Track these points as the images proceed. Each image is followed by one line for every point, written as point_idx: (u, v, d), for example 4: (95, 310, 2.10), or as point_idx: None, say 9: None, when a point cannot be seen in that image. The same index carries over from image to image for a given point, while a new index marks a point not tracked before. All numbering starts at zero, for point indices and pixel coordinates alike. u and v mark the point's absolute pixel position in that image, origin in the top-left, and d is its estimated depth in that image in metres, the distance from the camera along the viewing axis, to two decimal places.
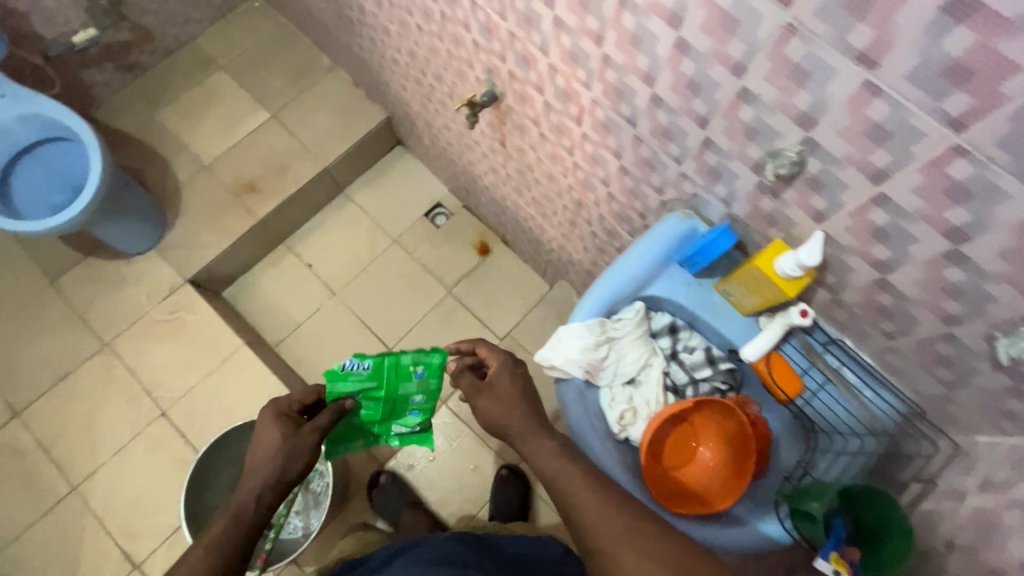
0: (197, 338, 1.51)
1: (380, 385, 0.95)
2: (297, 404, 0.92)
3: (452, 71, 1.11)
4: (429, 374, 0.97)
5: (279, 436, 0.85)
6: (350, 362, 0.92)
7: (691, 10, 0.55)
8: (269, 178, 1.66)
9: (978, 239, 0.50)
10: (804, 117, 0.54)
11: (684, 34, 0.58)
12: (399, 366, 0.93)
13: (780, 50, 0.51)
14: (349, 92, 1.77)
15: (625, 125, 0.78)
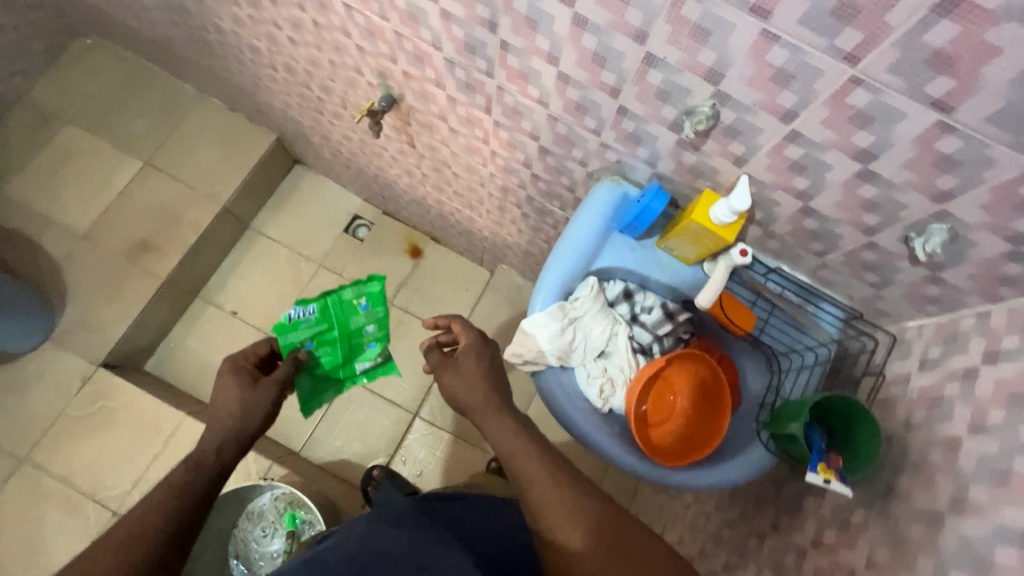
0: (131, 423, 1.36)
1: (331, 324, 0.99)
2: (254, 356, 0.90)
3: (340, 80, 1.04)
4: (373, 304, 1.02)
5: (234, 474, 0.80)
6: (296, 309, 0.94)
7: None
8: (163, 233, 1.50)
9: (883, 151, 0.53)
10: (711, 73, 0.55)
11: (580, 10, 0.57)
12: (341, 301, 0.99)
13: (677, 12, 0.51)
14: (226, 117, 1.62)
15: (536, 107, 0.77)
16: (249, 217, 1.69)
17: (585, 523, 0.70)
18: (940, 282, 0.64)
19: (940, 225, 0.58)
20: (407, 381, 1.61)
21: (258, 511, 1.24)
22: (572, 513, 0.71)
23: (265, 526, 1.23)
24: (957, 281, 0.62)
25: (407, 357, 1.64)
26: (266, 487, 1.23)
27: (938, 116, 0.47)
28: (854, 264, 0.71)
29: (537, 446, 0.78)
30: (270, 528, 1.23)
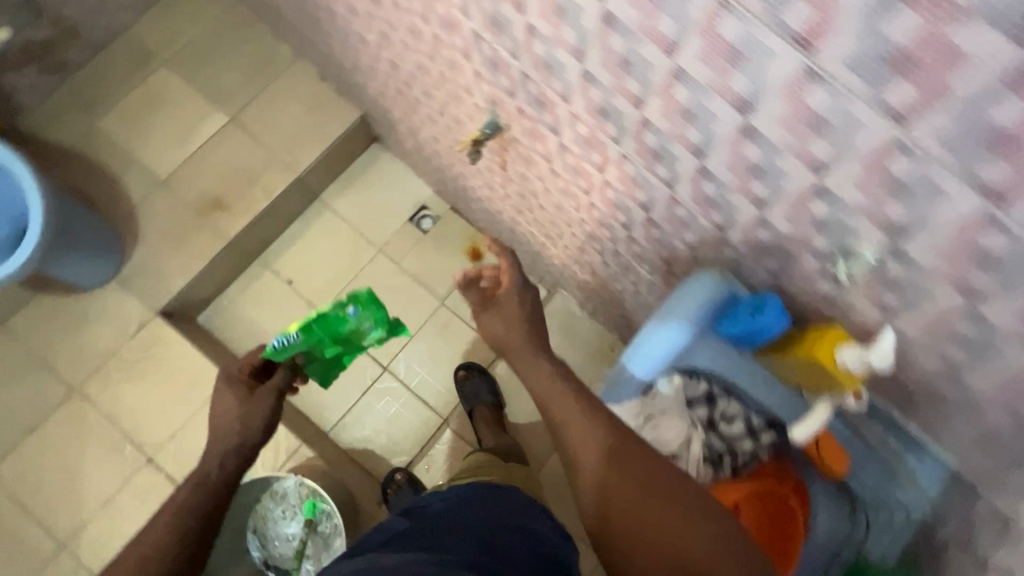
0: (177, 375, 1.39)
1: (323, 337, 0.83)
2: (246, 367, 0.80)
3: (446, 91, 0.98)
4: (365, 306, 0.84)
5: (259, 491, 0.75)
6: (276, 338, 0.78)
7: (768, 108, 0.47)
8: (236, 193, 1.50)
9: None
10: (894, 227, 0.48)
11: (756, 125, 0.50)
12: (327, 316, 0.81)
13: (795, 95, 0.45)
14: (316, 85, 1.58)
15: (659, 184, 0.70)
16: (320, 189, 1.67)
17: (622, 468, 0.67)
18: None
19: None
20: (443, 384, 1.59)
21: (281, 491, 1.24)
22: (607, 460, 0.67)
23: (286, 508, 1.24)
24: None
25: (448, 361, 1.61)
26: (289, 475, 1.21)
27: None
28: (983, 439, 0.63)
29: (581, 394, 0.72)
30: (290, 511, 1.24)
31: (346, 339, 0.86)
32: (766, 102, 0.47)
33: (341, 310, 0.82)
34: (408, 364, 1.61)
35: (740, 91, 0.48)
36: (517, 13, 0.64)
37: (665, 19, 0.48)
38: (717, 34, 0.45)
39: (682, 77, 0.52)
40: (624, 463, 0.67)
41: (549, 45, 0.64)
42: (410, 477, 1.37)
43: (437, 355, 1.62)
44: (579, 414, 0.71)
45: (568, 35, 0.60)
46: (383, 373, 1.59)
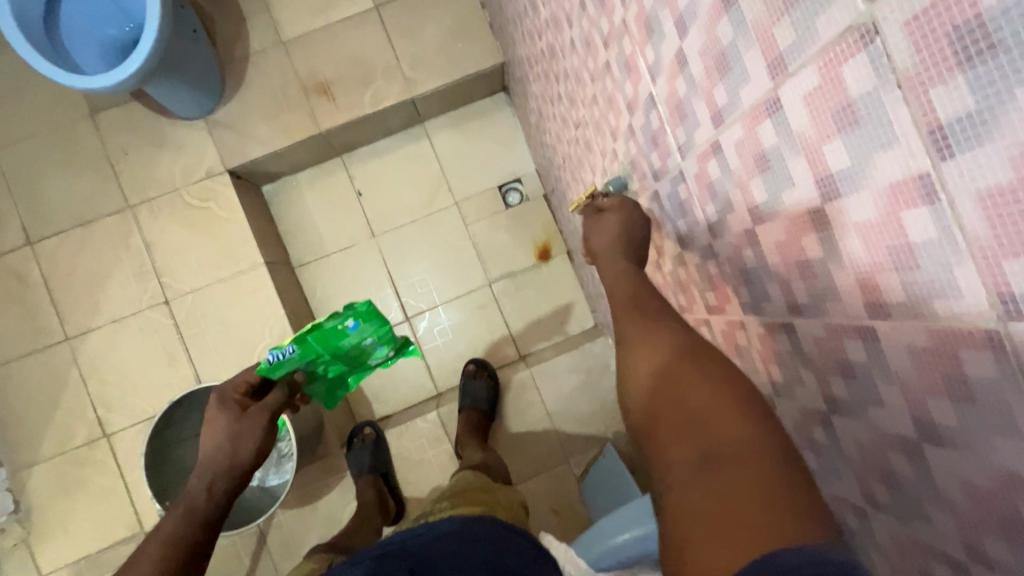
0: (220, 237, 1.39)
1: (320, 350, 0.86)
2: (242, 385, 0.83)
3: (589, 114, 0.84)
4: (365, 320, 0.87)
5: (225, 422, 0.77)
6: (272, 351, 0.81)
7: (976, 472, 0.33)
8: (347, 86, 1.41)
9: None
10: None
11: (929, 451, 0.36)
12: (324, 328, 0.84)
13: (891, 193, 0.31)
14: (472, 9, 1.43)
15: (763, 379, 0.57)
16: (428, 115, 1.57)
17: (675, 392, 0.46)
18: None
19: None
20: (452, 361, 1.55)
21: None
22: (654, 382, 0.48)
23: None
24: None
25: (467, 343, 1.56)
26: None
27: None
28: None
29: (662, 325, 0.52)
30: None
31: (344, 351, 0.90)
32: (982, 467, 0.32)
33: (340, 323, 0.85)
34: (430, 325, 1.56)
35: (940, 426, 0.34)
36: (712, 127, 0.48)
37: (898, 288, 0.33)
38: (955, 360, 0.31)
39: (873, 350, 0.38)
40: (679, 396, 0.45)
41: (729, 181, 0.49)
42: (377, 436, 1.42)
43: (459, 331, 1.56)
44: (646, 334, 0.52)
45: (762, 194, 0.45)
46: (403, 322, 1.55)
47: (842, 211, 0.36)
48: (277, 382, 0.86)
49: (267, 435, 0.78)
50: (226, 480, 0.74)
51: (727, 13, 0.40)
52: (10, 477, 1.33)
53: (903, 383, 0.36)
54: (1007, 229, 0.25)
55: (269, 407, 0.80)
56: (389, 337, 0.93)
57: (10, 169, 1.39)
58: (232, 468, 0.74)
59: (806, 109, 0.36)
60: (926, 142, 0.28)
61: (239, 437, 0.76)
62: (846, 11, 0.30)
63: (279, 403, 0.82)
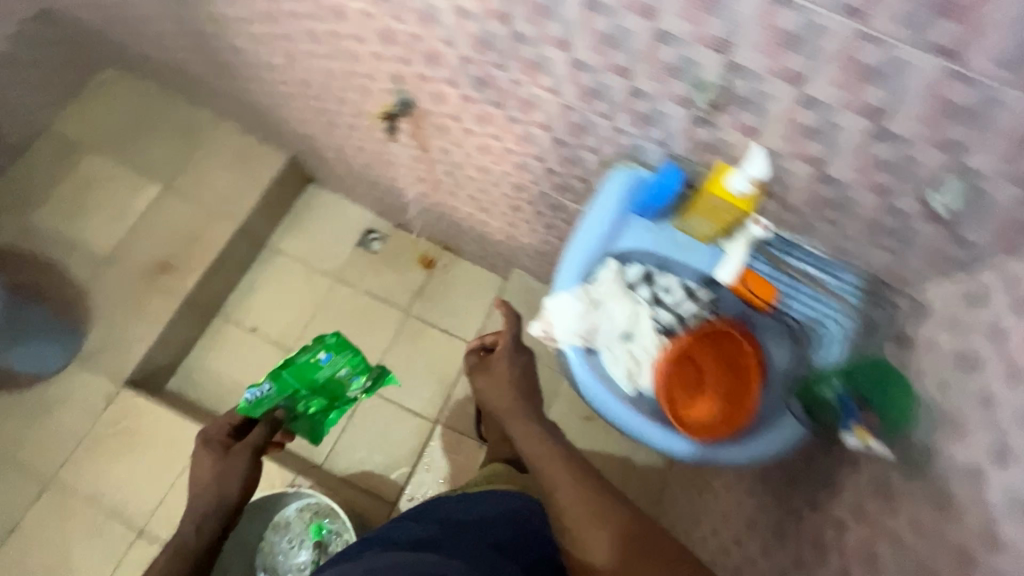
0: (154, 440, 1.38)
1: (296, 384, 1.01)
2: (226, 426, 0.94)
3: (355, 88, 1.07)
4: (335, 352, 1.05)
5: (210, 462, 0.89)
6: (248, 391, 0.96)
7: (668, 4, 0.58)
8: (185, 251, 1.54)
9: (905, 91, 0.53)
10: (720, 42, 0.58)
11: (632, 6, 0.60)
12: (298, 363, 1.02)
13: None
14: (243, 139, 1.67)
15: (550, 96, 0.80)
16: (266, 235, 1.72)
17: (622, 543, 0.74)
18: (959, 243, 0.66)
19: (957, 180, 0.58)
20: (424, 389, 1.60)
21: (284, 522, 1.22)
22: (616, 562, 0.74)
23: (292, 538, 1.21)
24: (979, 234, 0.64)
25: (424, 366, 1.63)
26: (297, 494, 1.22)
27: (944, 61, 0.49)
28: (875, 235, 0.72)
29: (564, 456, 0.83)
30: (298, 539, 1.22)
31: (319, 385, 1.04)
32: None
33: (313, 356, 1.04)
34: None
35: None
36: None
37: None
38: None
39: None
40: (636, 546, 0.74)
41: None
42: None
43: (410, 363, 1.63)
44: (564, 462, 0.83)
45: None
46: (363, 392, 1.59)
47: None
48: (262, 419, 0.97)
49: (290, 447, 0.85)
50: (214, 518, 0.85)
51: None
52: None
53: None
54: None
55: (251, 442, 0.91)
56: (362, 366, 1.08)
57: None
58: (222, 499, 0.86)
59: None
60: None
61: (223, 474, 0.88)
62: None
63: (262, 437, 0.93)
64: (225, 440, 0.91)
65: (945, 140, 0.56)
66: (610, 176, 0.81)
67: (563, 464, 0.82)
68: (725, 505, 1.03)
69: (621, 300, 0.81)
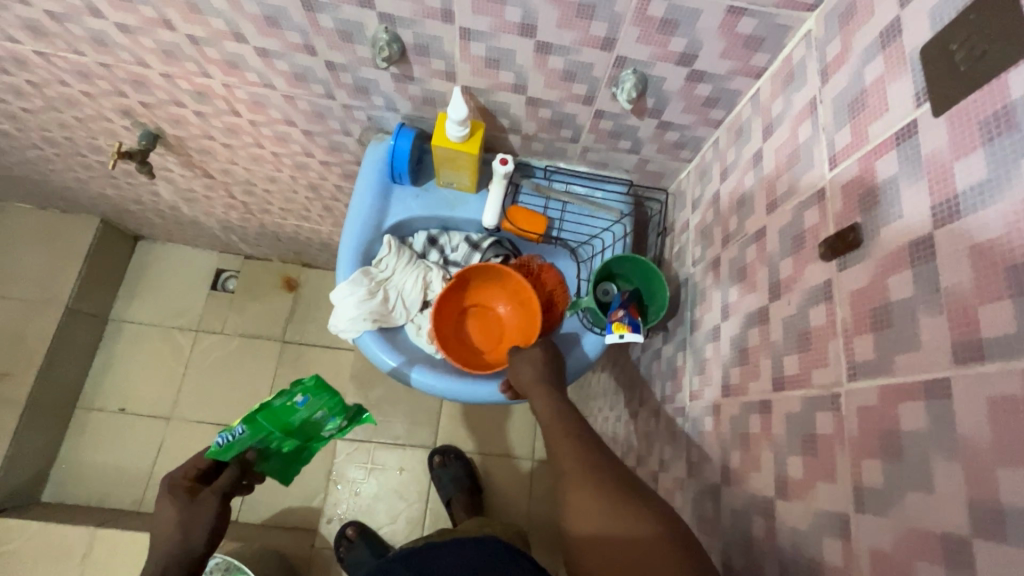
0: (37, 559, 1.27)
1: (269, 428, 0.83)
2: (193, 470, 0.84)
3: (100, 135, 0.99)
4: (314, 395, 0.84)
5: (174, 511, 0.78)
6: (220, 433, 0.80)
7: None
8: (9, 356, 1.40)
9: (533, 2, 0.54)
10: None
11: None
12: (273, 407, 0.81)
13: None
14: (40, 218, 1.53)
15: (268, 91, 0.76)
16: (104, 309, 1.60)
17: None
18: (670, 128, 0.70)
19: (627, 71, 0.61)
20: None
21: None
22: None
23: None
24: (677, 115, 0.67)
25: None
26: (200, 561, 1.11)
27: None
28: (608, 140, 0.75)
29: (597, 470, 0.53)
30: None
31: (296, 426, 0.87)
32: None
33: (288, 399, 0.82)
34: None
35: None
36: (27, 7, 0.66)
37: None
38: None
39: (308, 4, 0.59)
40: None
41: (80, 22, 0.68)
42: (361, 528, 1.33)
43: None
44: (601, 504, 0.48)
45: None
46: None
47: None
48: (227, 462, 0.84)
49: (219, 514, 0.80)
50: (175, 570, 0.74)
51: None
52: None
53: None
54: None
55: (219, 488, 0.82)
56: (340, 408, 0.89)
57: None
58: (185, 549, 0.76)
59: None
60: None
61: (188, 522, 0.77)
62: None
63: (229, 485, 0.83)
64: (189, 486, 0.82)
65: (594, 39, 0.57)
66: (370, 152, 0.80)
67: (594, 485, 0.50)
68: (601, 425, 1.08)
69: (412, 272, 0.81)
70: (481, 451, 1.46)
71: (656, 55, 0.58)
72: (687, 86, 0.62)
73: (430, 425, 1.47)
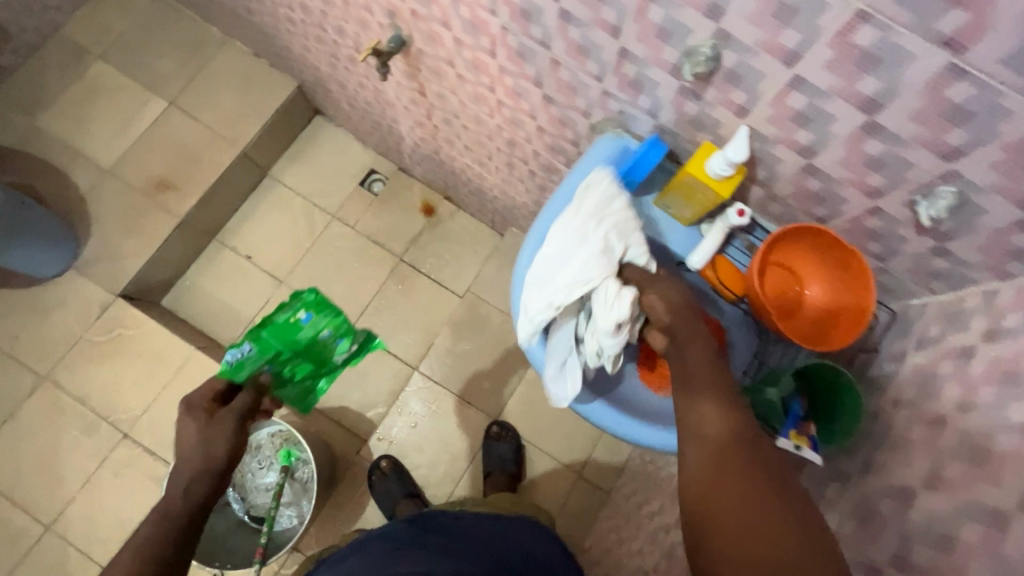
0: (144, 352, 1.42)
1: (279, 347, 0.98)
2: (209, 392, 0.84)
3: (352, 19, 1.03)
4: (316, 311, 1.02)
5: (194, 429, 0.78)
6: (232, 351, 0.95)
7: (735, 5, 0.51)
8: (183, 172, 1.54)
9: (905, 85, 0.48)
10: (711, 7, 0.53)
11: None
12: (279, 322, 0.99)
13: None
14: (250, 62, 1.64)
15: (540, 48, 0.75)
16: (267, 164, 1.71)
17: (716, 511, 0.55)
18: (944, 256, 0.62)
19: (950, 188, 0.54)
20: (410, 337, 1.60)
21: (256, 445, 1.29)
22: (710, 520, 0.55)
23: (262, 459, 1.28)
24: (969, 249, 0.59)
25: (412, 315, 1.63)
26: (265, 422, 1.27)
27: (950, 53, 0.44)
28: (861, 237, 0.68)
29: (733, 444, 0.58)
30: (266, 461, 1.29)
31: (303, 347, 1.01)
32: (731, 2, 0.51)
33: (292, 317, 1.01)
34: (372, 317, 1.63)
35: None
36: None
37: None
38: None
39: None
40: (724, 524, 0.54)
41: None
42: (396, 466, 1.39)
43: (397, 310, 1.64)
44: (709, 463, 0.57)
45: None
46: None
47: None
48: (243, 383, 0.90)
49: (241, 431, 0.80)
50: (205, 481, 0.74)
51: None
52: None
53: None
54: None
55: (239, 409, 0.82)
56: (345, 328, 1.04)
57: None
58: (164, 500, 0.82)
59: None
60: None
61: (208, 440, 0.77)
62: None
63: (248, 405, 0.84)
64: (208, 406, 0.82)
65: (941, 143, 0.51)
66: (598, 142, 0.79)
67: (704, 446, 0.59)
68: None
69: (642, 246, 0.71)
70: (535, 444, 1.46)
71: (1001, 186, 0.51)
72: (1008, 230, 0.54)
73: (499, 396, 1.49)
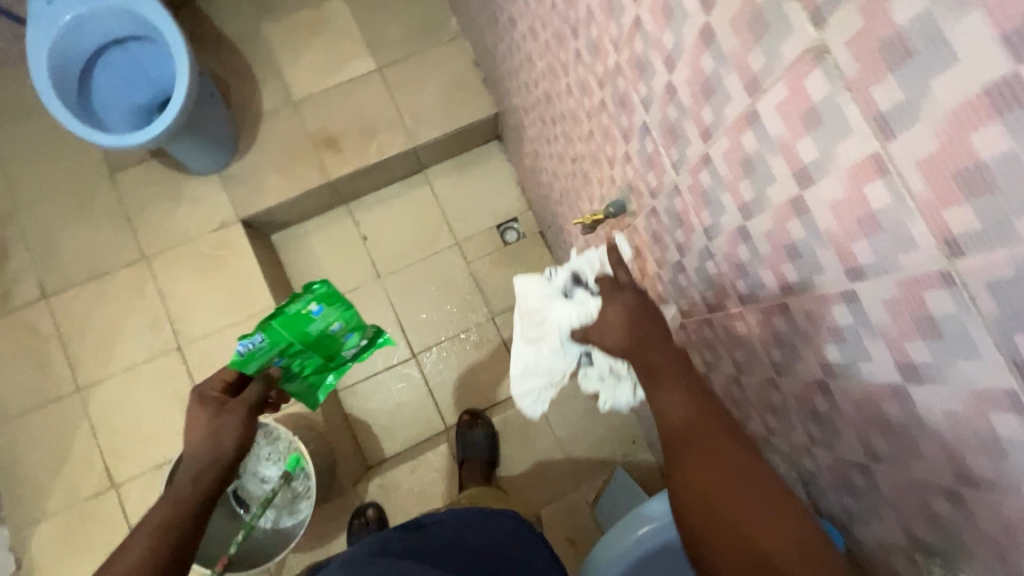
0: (232, 283, 1.44)
1: (291, 339, 0.92)
2: (219, 383, 0.88)
3: (585, 148, 0.94)
4: (328, 304, 0.93)
5: (205, 417, 0.81)
6: (243, 341, 0.90)
7: None
8: (353, 139, 1.53)
9: None
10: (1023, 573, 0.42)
11: (980, 515, 0.43)
12: (290, 314, 0.91)
13: (917, 285, 0.38)
14: (466, 68, 1.58)
15: (765, 364, 0.63)
16: (428, 163, 1.68)
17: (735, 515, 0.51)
18: None
19: None
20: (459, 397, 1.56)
21: (273, 435, 1.27)
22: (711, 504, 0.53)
23: (273, 453, 1.27)
24: None
25: (472, 377, 1.58)
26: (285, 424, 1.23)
27: None
28: None
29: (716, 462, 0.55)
30: (275, 456, 1.27)
31: (317, 340, 0.95)
32: None
33: (304, 308, 0.92)
34: (437, 356, 1.60)
35: None
36: (702, 142, 0.57)
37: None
38: None
39: (954, 499, 0.45)
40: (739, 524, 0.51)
41: (719, 187, 0.57)
42: (380, 517, 1.35)
43: (463, 364, 1.59)
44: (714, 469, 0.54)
45: (749, 194, 0.53)
46: (410, 356, 1.59)
47: (930, 403, 0.42)
48: (253, 376, 0.92)
49: (246, 427, 0.82)
50: None
51: (708, 48, 0.49)
52: (13, 537, 1.29)
53: (870, 327, 0.44)
54: (992, 271, 0.32)
55: (246, 402, 0.84)
56: (357, 323, 0.98)
57: (31, 228, 1.45)
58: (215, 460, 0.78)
59: (779, 117, 0.44)
60: (947, 269, 0.35)
61: (216, 432, 0.79)
62: (804, 38, 0.39)
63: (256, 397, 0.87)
64: (217, 397, 0.85)
65: None
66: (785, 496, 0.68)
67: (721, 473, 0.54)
68: None
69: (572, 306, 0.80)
70: None
71: None
72: None
73: None
